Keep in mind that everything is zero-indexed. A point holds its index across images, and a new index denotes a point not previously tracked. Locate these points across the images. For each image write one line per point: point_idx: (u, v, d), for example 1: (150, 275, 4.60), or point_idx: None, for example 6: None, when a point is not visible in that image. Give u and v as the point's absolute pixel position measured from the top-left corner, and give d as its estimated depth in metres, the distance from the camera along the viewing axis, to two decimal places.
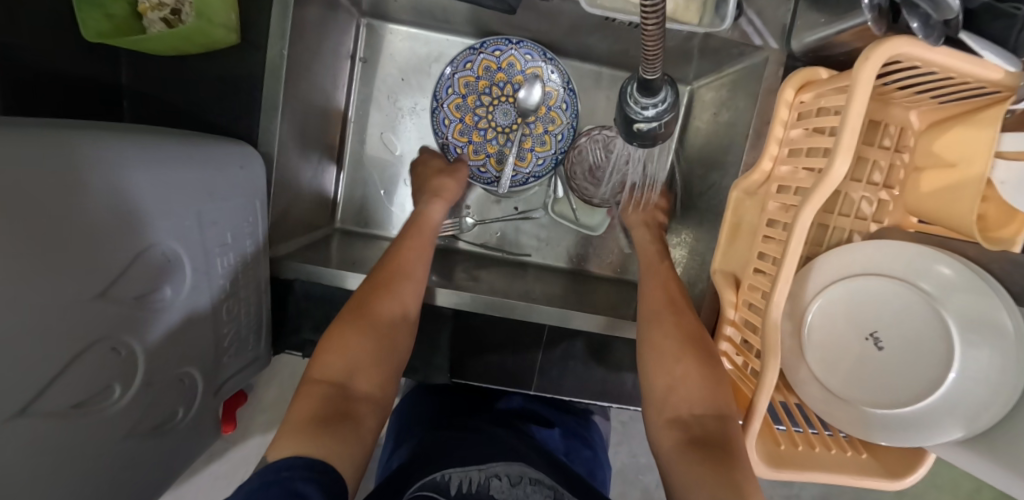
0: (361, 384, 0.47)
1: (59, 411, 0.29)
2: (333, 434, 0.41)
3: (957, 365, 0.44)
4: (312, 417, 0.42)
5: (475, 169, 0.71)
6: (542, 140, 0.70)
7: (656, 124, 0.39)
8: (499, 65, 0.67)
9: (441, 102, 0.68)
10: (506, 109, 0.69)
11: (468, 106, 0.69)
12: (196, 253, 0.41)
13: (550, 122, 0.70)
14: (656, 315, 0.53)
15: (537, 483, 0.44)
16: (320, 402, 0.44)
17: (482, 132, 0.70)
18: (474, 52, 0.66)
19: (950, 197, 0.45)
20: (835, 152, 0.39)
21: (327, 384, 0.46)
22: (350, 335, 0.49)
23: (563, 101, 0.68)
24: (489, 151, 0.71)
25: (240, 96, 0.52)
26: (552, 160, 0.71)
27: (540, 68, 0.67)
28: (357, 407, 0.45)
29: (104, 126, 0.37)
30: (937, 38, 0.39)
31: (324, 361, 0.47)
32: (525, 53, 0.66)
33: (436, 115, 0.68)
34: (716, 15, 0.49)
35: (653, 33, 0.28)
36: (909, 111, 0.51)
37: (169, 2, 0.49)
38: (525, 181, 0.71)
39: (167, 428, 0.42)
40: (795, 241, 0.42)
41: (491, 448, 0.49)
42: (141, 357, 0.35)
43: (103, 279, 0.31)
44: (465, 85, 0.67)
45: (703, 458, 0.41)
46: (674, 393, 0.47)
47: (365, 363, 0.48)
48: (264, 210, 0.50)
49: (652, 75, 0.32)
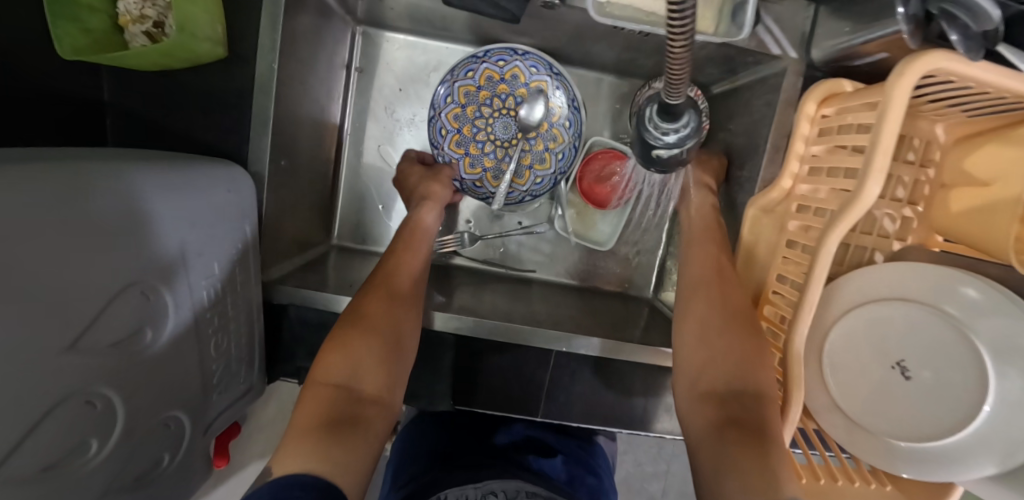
0: (368, 385, 0.45)
1: (27, 476, 0.27)
2: (342, 443, 0.39)
3: (990, 397, 0.41)
4: (317, 426, 0.39)
5: (470, 184, 0.68)
6: (542, 157, 0.67)
7: (678, 149, 0.39)
8: (502, 76, 0.64)
9: (438, 110, 0.65)
10: (506, 122, 0.66)
11: (467, 116, 0.66)
12: (181, 287, 0.38)
13: (551, 139, 0.66)
14: (702, 295, 0.50)
15: (534, 495, 0.47)
16: (326, 408, 0.41)
17: (480, 144, 0.67)
18: (477, 61, 0.63)
19: (985, 219, 0.42)
20: (866, 174, 0.37)
21: (332, 386, 0.43)
22: (353, 337, 0.46)
23: (567, 118, 0.65)
24: (486, 166, 0.67)
25: (229, 112, 0.50)
26: (552, 181, 0.67)
27: (545, 83, 0.63)
28: (365, 409, 0.43)
29: (77, 153, 0.35)
30: (979, 51, 0.35)
31: (329, 360, 0.44)
32: (530, 66, 0.63)
33: (433, 124, 0.66)
34: (733, 24, 0.47)
35: (680, 55, 0.26)
36: (935, 124, 0.47)
37: (150, 14, 0.46)
38: (522, 199, 0.68)
39: (153, 476, 0.40)
40: (820, 267, 0.39)
41: (486, 469, 0.51)
42: (121, 407, 0.33)
43: (75, 328, 0.29)
44: (465, 94, 0.64)
45: (738, 439, 0.37)
46: (714, 371, 0.44)
47: (371, 363, 0.45)
48: (254, 234, 0.48)
49: (675, 100, 0.30)
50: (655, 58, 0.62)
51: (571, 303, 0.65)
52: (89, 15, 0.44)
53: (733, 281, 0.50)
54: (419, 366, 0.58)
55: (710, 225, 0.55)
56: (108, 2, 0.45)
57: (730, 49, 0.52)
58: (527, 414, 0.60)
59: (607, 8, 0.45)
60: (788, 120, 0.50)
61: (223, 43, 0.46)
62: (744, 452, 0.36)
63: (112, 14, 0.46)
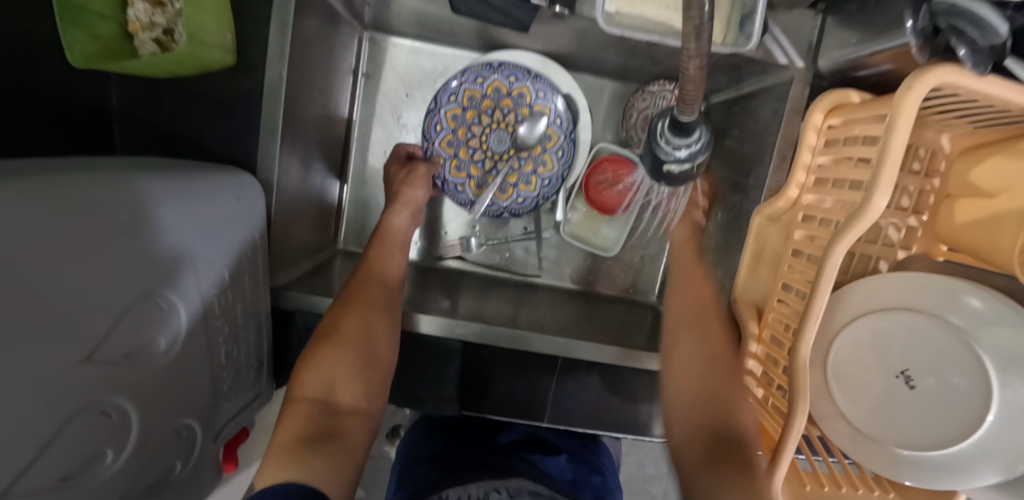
0: (344, 398, 0.46)
1: (44, 487, 0.27)
2: (320, 454, 0.39)
3: (994, 409, 0.42)
4: (298, 440, 0.40)
5: (451, 186, 0.67)
6: (528, 179, 0.67)
7: (689, 164, 0.45)
8: (509, 92, 0.64)
9: (438, 105, 0.64)
10: (501, 136, 0.66)
11: (464, 119, 0.65)
12: (192, 297, 0.38)
13: (541, 164, 0.66)
14: (687, 334, 0.52)
15: (536, 494, 0.47)
16: (303, 422, 0.42)
17: (470, 150, 0.66)
18: (488, 69, 0.63)
19: (988, 230, 0.43)
20: (873, 185, 0.36)
21: (308, 401, 0.44)
22: (329, 355, 0.48)
23: (562, 148, 0.65)
24: (472, 173, 0.67)
25: (237, 119, 0.50)
26: (532, 203, 0.67)
27: (550, 107, 0.64)
28: (342, 421, 0.44)
29: (91, 164, 0.35)
30: (987, 65, 0.35)
31: (306, 377, 0.46)
32: (539, 89, 0.64)
33: (430, 117, 0.65)
34: (740, 34, 0.47)
35: (694, 77, 0.29)
36: (941, 134, 0.48)
37: (160, 21, 0.46)
38: (499, 214, 0.68)
39: (166, 483, 0.41)
40: (826, 277, 0.39)
41: (488, 469, 0.51)
42: (134, 417, 0.34)
43: (89, 342, 0.29)
44: (469, 97, 0.64)
45: (731, 470, 0.38)
46: (698, 401, 0.46)
47: (347, 377, 0.47)
48: (263, 243, 0.48)
49: (689, 117, 0.36)
50: (661, 65, 0.62)
51: (575, 308, 0.66)
52: (98, 21, 0.44)
53: (720, 322, 0.52)
54: (426, 371, 0.59)
55: (693, 265, 0.59)
56: (118, 9, 0.46)
57: (738, 57, 0.52)
58: (533, 419, 0.60)
59: (615, 17, 0.45)
60: (794, 130, 0.50)
61: (232, 50, 0.47)
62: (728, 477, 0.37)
63: (121, 21, 0.46)
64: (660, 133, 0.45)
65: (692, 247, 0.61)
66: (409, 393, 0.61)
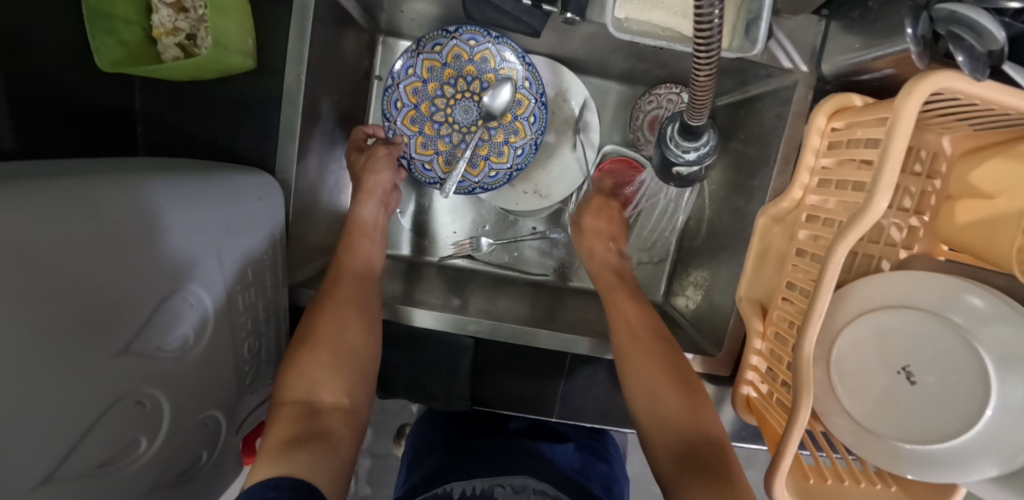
0: (326, 396, 0.47)
1: (83, 471, 0.29)
2: (306, 450, 0.41)
3: (993, 401, 0.43)
4: (286, 442, 0.42)
5: (418, 165, 0.67)
6: (500, 150, 0.67)
7: (697, 166, 0.47)
8: (471, 57, 0.64)
9: (396, 81, 0.64)
10: (468, 106, 0.66)
11: (427, 93, 0.65)
12: (219, 293, 0.40)
13: (512, 133, 0.67)
14: (635, 347, 0.52)
15: (540, 493, 0.48)
16: (290, 424, 0.44)
17: (437, 125, 0.67)
18: (446, 36, 0.62)
19: (987, 230, 0.44)
20: (875, 188, 0.38)
21: (294, 404, 0.46)
22: (305, 357, 0.48)
23: (532, 114, 0.66)
24: (439, 149, 0.67)
25: (256, 121, 0.51)
26: (505, 176, 0.68)
27: (514, 71, 0.64)
28: (326, 419, 0.45)
29: (121, 165, 0.37)
30: (985, 71, 0.36)
31: (287, 382, 0.47)
32: (502, 52, 0.63)
33: (389, 95, 0.65)
34: (746, 39, 0.48)
35: (705, 83, 0.31)
36: (942, 136, 0.49)
37: (183, 26, 0.48)
38: (472, 190, 0.68)
39: (192, 473, 0.42)
40: (828, 276, 0.40)
41: (496, 463, 0.53)
42: (165, 408, 0.35)
43: (126, 335, 0.31)
44: (428, 69, 0.64)
45: (706, 478, 0.41)
46: (659, 419, 0.47)
47: (326, 373, 0.48)
48: (283, 240, 0.50)
49: (699, 121, 0.38)
50: (668, 69, 0.64)
51: (585, 308, 0.67)
52: (125, 28, 0.46)
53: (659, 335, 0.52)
54: (439, 368, 0.60)
55: (617, 282, 0.60)
56: (143, 15, 0.47)
57: (743, 62, 0.53)
58: (543, 414, 0.62)
59: (624, 23, 0.47)
60: (798, 132, 0.52)
61: (252, 56, 0.48)
62: (712, 488, 0.39)
63: (146, 26, 0.48)
64: (670, 137, 0.47)
65: (614, 267, 0.62)
66: (422, 388, 0.62)
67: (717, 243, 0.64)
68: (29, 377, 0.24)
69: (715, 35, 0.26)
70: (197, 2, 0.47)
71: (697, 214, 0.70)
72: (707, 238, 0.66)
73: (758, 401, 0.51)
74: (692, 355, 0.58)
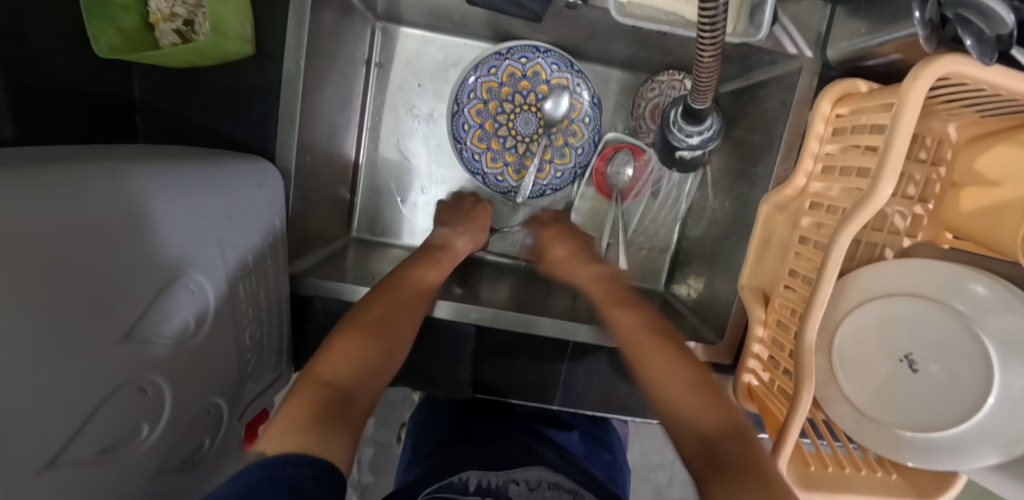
0: (361, 391, 0.43)
1: (86, 457, 0.29)
2: (332, 437, 0.37)
3: (995, 391, 0.43)
4: (312, 414, 0.38)
5: (491, 179, 0.68)
6: (562, 152, 0.69)
7: (701, 150, 0.47)
8: (524, 73, 0.65)
9: (461, 106, 0.65)
10: (528, 118, 0.68)
11: (488, 112, 0.67)
12: (220, 281, 0.40)
13: (572, 135, 0.69)
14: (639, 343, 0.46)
15: (555, 488, 0.44)
16: (318, 400, 0.40)
17: (501, 139, 0.68)
18: (499, 58, 0.64)
19: (993, 218, 0.43)
20: (879, 174, 0.37)
21: (326, 386, 0.41)
22: (356, 341, 0.46)
23: (587, 115, 0.68)
24: (507, 161, 0.68)
25: (256, 108, 0.51)
26: (571, 175, 0.70)
27: (566, 79, 0.66)
28: (353, 413, 0.41)
29: (116, 152, 0.36)
30: (993, 55, 0.36)
31: (330, 361, 0.44)
32: (552, 63, 0.65)
33: (455, 120, 0.65)
34: (751, 24, 0.48)
35: (709, 64, 0.31)
36: (947, 123, 0.48)
37: (181, 12, 0.48)
38: (543, 192, 0.70)
39: (195, 459, 0.42)
40: (832, 264, 0.40)
41: (513, 452, 0.51)
42: (167, 394, 0.36)
43: (127, 321, 0.31)
44: (488, 90, 0.65)
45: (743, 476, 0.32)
46: (690, 427, 0.38)
47: (365, 371, 0.45)
48: (283, 227, 0.50)
49: (703, 104, 0.37)
50: (672, 55, 0.63)
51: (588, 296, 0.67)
52: (122, 14, 0.45)
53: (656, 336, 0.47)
54: (441, 354, 0.61)
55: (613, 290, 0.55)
56: (139, 1, 0.47)
57: (747, 47, 0.53)
58: (545, 401, 0.63)
59: (627, 8, 0.46)
60: (803, 119, 0.51)
61: (251, 42, 0.48)
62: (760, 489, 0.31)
63: (142, 12, 0.47)
64: (673, 121, 0.46)
65: (607, 279, 0.56)
66: (424, 376, 0.62)
67: (718, 232, 0.64)
68: (36, 361, 0.24)
69: (721, 16, 0.26)
70: None
71: (699, 202, 0.70)
72: (710, 228, 0.66)
73: (758, 389, 0.52)
74: (694, 343, 0.57)
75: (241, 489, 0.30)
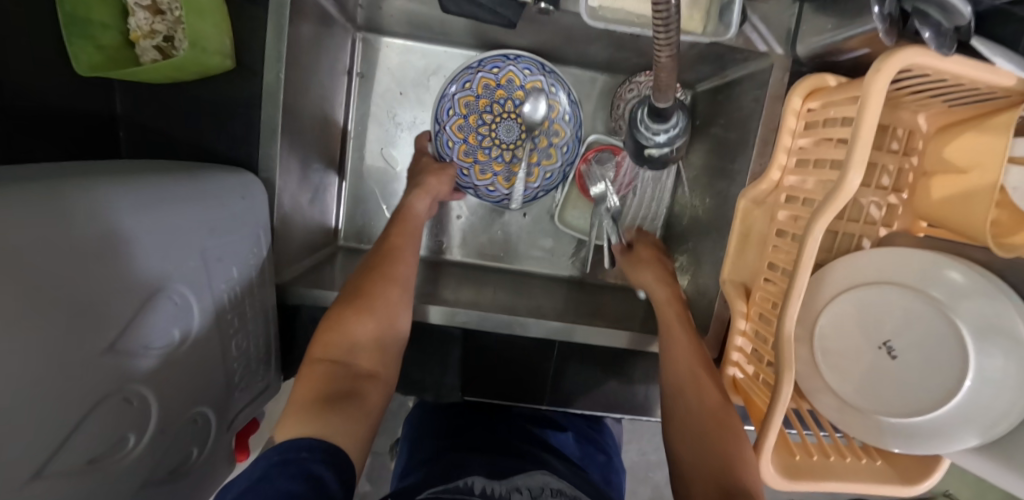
0: (364, 362, 0.47)
1: (71, 469, 0.29)
2: (343, 413, 0.41)
3: (971, 374, 0.44)
4: (318, 397, 0.41)
5: (483, 190, 0.69)
6: (548, 153, 0.68)
7: (668, 147, 0.48)
8: (498, 82, 0.66)
9: (442, 124, 0.66)
10: (510, 126, 0.68)
11: (470, 126, 0.68)
12: (205, 291, 0.41)
13: (555, 135, 0.68)
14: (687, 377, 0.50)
15: (560, 493, 0.45)
16: (325, 381, 0.43)
17: (486, 150, 0.68)
18: (472, 71, 0.64)
19: (964, 204, 0.44)
20: (847, 164, 0.38)
21: (329, 363, 0.45)
22: (348, 317, 0.48)
23: (567, 112, 0.67)
24: (496, 171, 0.69)
25: (237, 122, 0.52)
26: (561, 174, 0.69)
27: (540, 81, 0.66)
28: (361, 384, 0.45)
29: (96, 168, 0.37)
30: (952, 45, 0.38)
31: (325, 336, 0.47)
32: (524, 68, 0.65)
33: (438, 138, 0.67)
34: (720, 24, 0.49)
35: (666, 63, 0.31)
36: (917, 114, 0.49)
37: (160, 29, 0.48)
38: (536, 195, 0.69)
39: (183, 470, 0.43)
40: (807, 255, 0.41)
41: (509, 459, 0.50)
42: (153, 404, 0.36)
43: (113, 332, 0.31)
44: (466, 105, 0.66)
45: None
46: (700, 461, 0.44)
47: (366, 342, 0.48)
48: (268, 238, 0.51)
49: (665, 103, 0.38)
50: (647, 57, 0.64)
51: (581, 297, 0.68)
52: (102, 32, 0.46)
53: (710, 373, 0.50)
54: (428, 361, 0.61)
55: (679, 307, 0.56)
56: (119, 18, 0.47)
57: (719, 47, 0.54)
58: (534, 402, 0.63)
59: (599, 11, 0.47)
60: (776, 114, 0.52)
61: (230, 56, 0.49)
62: None
63: (123, 30, 0.48)
64: (640, 120, 0.47)
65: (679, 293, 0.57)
66: (413, 381, 0.62)
67: (701, 228, 0.65)
68: (23, 373, 0.25)
69: (673, 16, 0.26)
70: (173, 4, 0.48)
71: (681, 199, 0.71)
72: (693, 225, 0.67)
73: (743, 382, 0.52)
74: None
75: (260, 472, 0.33)
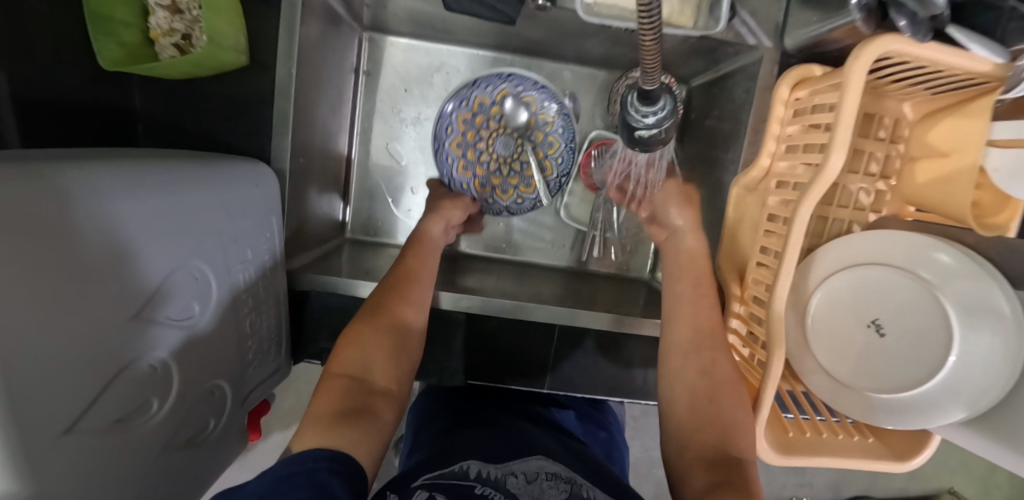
0: (379, 379, 0.48)
1: (98, 429, 0.31)
2: (356, 428, 0.42)
3: (956, 348, 0.45)
4: (334, 412, 0.43)
5: (514, 205, 0.72)
6: (548, 142, 0.70)
7: (657, 129, 0.49)
8: (473, 112, 0.67)
9: (449, 173, 0.70)
10: (506, 141, 0.69)
11: (472, 163, 0.70)
12: (221, 271, 0.43)
13: (545, 123, 0.69)
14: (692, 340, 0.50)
15: (554, 477, 0.44)
16: (339, 396, 0.44)
17: (497, 172, 0.70)
18: (446, 115, 0.66)
19: (947, 187, 0.46)
20: (829, 148, 0.40)
21: (345, 378, 0.46)
22: (365, 335, 0.49)
23: (543, 98, 0.67)
24: (514, 183, 0.71)
25: (249, 115, 0.54)
26: (569, 151, 0.69)
27: (506, 89, 0.67)
28: (374, 400, 0.46)
29: (121, 153, 0.39)
30: (926, 33, 0.40)
31: (343, 352, 0.48)
32: (486, 87, 0.66)
33: (452, 186, 0.70)
34: (711, 18, 0.52)
35: (651, 47, 0.33)
36: (902, 103, 0.52)
37: (179, 27, 0.51)
38: (560, 183, 0.71)
39: (199, 441, 0.45)
40: (795, 234, 0.42)
41: (507, 439, 0.51)
42: (173, 373, 0.38)
43: (137, 303, 0.33)
44: (457, 146, 0.68)
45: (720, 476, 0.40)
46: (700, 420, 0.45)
47: (381, 360, 0.49)
48: (280, 226, 0.53)
49: (653, 85, 0.40)
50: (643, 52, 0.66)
51: (583, 285, 0.70)
52: (123, 30, 0.49)
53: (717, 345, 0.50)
54: (432, 346, 0.63)
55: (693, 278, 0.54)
56: (139, 17, 0.50)
57: (710, 41, 0.56)
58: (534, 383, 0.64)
59: (594, 8, 0.50)
60: (766, 104, 0.54)
61: (244, 52, 0.51)
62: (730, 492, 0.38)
63: (143, 28, 0.51)
64: (630, 102, 0.49)
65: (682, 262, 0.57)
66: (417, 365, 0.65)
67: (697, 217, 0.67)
68: (57, 330, 0.27)
69: (655, 3, 0.28)
70: (191, 4, 0.50)
71: None
72: None
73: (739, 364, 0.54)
74: None
75: (267, 490, 0.33)
